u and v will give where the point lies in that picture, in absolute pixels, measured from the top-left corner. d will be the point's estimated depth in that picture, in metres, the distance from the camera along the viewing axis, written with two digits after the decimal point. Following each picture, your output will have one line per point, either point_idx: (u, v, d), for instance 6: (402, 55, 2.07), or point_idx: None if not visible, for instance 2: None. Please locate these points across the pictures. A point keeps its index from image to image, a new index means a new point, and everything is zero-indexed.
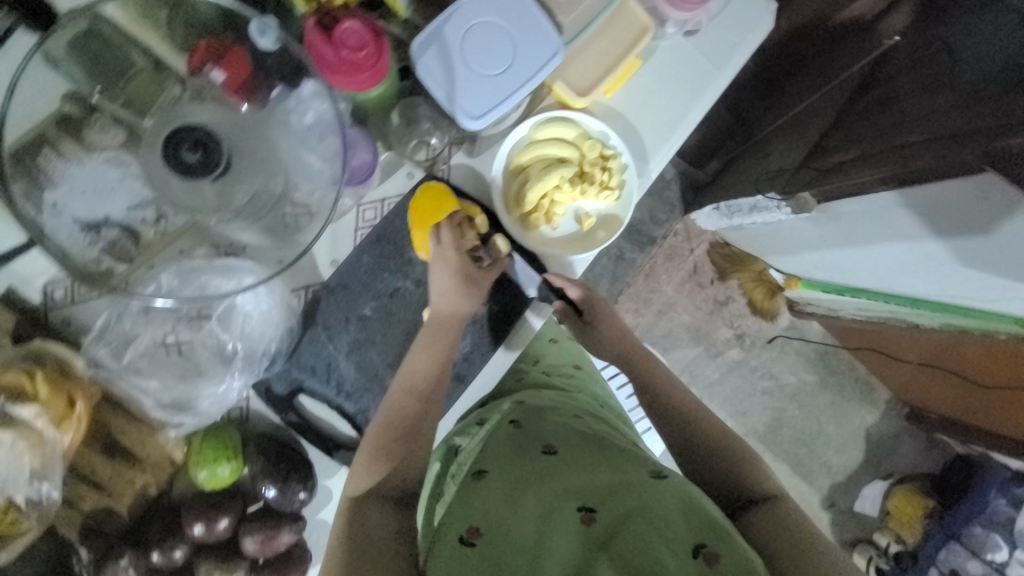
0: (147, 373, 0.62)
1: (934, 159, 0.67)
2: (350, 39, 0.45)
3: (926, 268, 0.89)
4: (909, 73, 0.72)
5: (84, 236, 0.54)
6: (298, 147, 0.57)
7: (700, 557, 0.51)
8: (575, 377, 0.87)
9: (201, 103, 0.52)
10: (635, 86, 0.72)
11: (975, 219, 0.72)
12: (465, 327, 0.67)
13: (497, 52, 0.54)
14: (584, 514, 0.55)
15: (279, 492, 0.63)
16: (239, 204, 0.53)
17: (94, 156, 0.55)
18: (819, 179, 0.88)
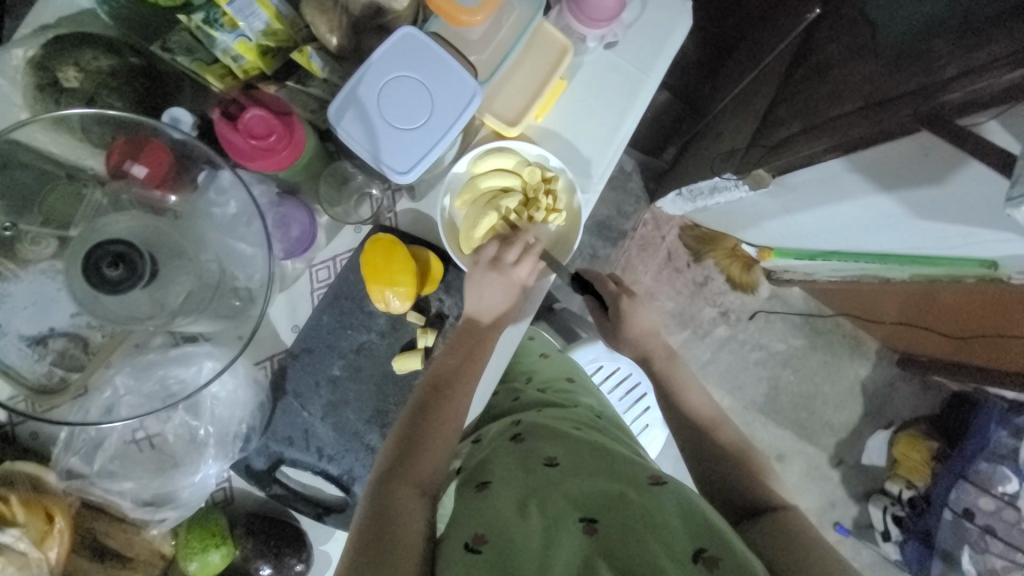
0: (120, 475, 0.62)
1: (869, 126, 0.69)
2: (258, 126, 0.44)
3: (886, 225, 0.90)
4: (838, 41, 0.74)
5: (32, 352, 0.54)
6: (226, 237, 0.56)
7: (700, 562, 0.51)
8: (567, 390, 0.87)
9: (120, 212, 0.52)
10: (565, 104, 0.73)
11: (924, 172, 0.73)
12: (467, 344, 0.67)
13: (416, 104, 0.54)
14: (586, 524, 0.54)
15: (274, 568, 0.63)
16: (176, 303, 0.53)
17: (31, 270, 0.53)
18: (768, 156, 0.90)
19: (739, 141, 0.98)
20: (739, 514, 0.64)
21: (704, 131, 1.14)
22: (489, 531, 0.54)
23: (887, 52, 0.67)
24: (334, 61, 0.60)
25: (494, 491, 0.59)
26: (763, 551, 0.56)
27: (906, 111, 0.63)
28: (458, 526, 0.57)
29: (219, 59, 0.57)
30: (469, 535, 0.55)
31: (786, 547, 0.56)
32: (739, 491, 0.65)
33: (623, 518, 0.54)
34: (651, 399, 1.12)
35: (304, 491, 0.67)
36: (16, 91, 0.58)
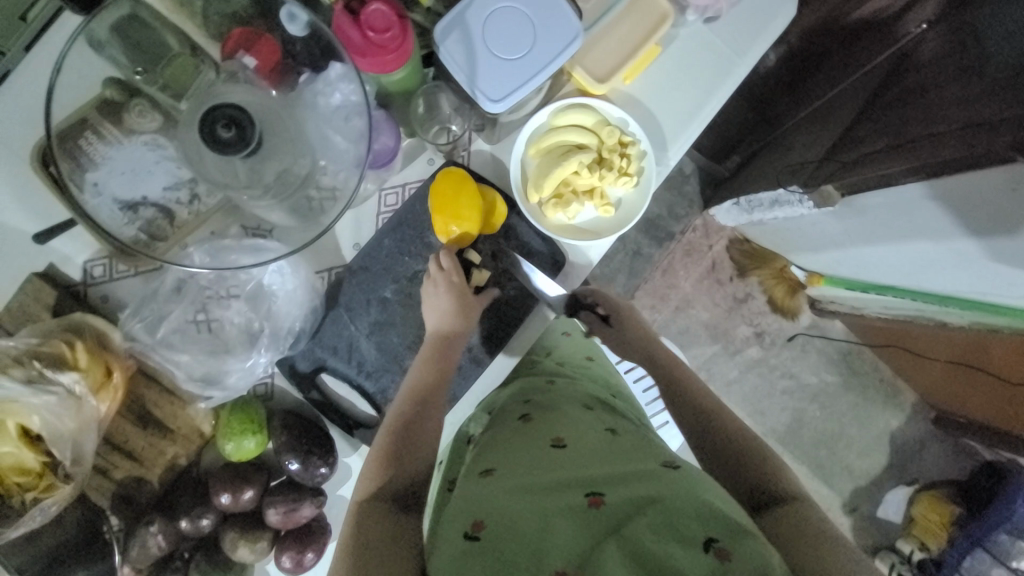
0: (178, 347, 0.65)
1: (962, 148, 0.68)
2: (377, 20, 0.48)
3: (958, 266, 0.85)
4: (940, 62, 0.74)
5: (123, 215, 0.57)
6: (325, 125, 0.59)
7: (712, 552, 0.43)
8: (592, 368, 0.76)
9: (234, 84, 0.53)
10: (654, 73, 0.73)
11: (1014, 219, 0.70)
12: (441, 361, 0.65)
13: (519, 36, 0.55)
14: (592, 498, 0.48)
15: (301, 466, 0.65)
16: (270, 179, 0.53)
17: (134, 139, 0.57)
18: (842, 172, 0.88)
19: (810, 155, 0.95)
20: (753, 501, 0.56)
21: (774, 142, 1.10)
22: (486, 515, 0.49)
23: (991, 75, 0.66)
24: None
25: (495, 473, 0.55)
26: (780, 543, 0.48)
27: (1004, 137, 0.63)
28: (457, 512, 0.52)
29: None
30: (467, 521, 0.50)
31: (804, 541, 0.48)
32: (749, 478, 0.57)
33: (630, 494, 0.48)
34: None
35: (337, 402, 0.69)
36: None
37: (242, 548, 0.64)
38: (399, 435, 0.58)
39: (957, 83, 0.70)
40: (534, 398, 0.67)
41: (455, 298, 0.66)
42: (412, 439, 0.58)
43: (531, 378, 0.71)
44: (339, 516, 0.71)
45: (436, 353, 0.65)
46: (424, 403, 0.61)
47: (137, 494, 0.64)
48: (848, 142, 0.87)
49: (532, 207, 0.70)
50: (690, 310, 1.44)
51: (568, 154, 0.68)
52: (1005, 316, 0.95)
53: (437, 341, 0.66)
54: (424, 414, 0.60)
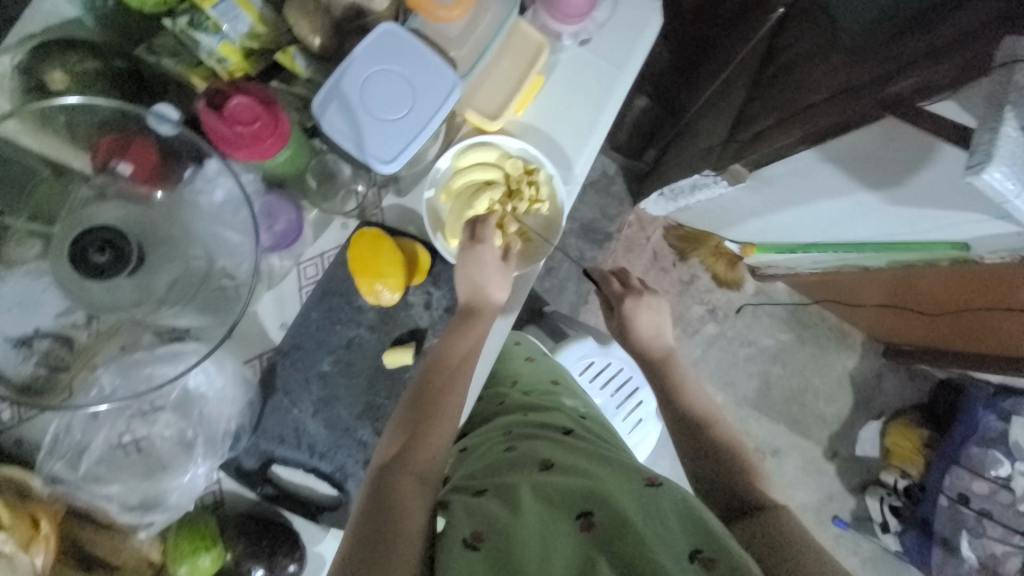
0: (106, 479, 0.61)
1: (839, 114, 0.71)
2: (242, 114, 0.46)
3: (857, 215, 0.95)
4: (803, 38, 0.75)
5: (16, 352, 0.54)
6: (213, 225, 0.58)
7: (696, 561, 0.50)
8: (554, 390, 0.86)
9: (105, 202, 0.54)
10: (543, 100, 0.75)
11: (891, 170, 0.78)
12: (475, 331, 0.67)
13: (399, 96, 0.55)
14: (581, 522, 0.54)
15: (267, 570, 0.62)
16: (161, 290, 0.55)
17: (14, 272, 0.54)
18: (743, 150, 0.93)
19: (715, 138, 1.00)
20: (734, 509, 0.63)
21: (683, 132, 1.15)
22: (487, 528, 0.54)
23: (848, 44, 0.67)
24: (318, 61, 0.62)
25: (487, 495, 0.59)
26: (758, 552, 0.56)
27: (869, 100, 0.65)
28: (457, 522, 0.56)
29: (204, 61, 0.59)
30: (468, 533, 0.54)
31: (782, 549, 0.55)
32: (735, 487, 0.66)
33: (622, 509, 0.54)
34: (642, 395, 1.12)
35: (295, 490, 0.66)
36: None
37: None
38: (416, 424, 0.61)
39: (824, 54, 0.71)
40: (514, 427, 0.73)
41: (495, 264, 0.68)
42: (432, 425, 0.61)
43: (512, 415, 0.78)
44: None
45: (471, 322, 0.67)
46: (456, 373, 0.65)
47: None
48: (744, 121, 0.91)
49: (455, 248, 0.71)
50: None
51: (478, 194, 0.70)
52: (919, 251, 1.02)
53: (473, 307, 0.67)
54: (456, 391, 0.64)
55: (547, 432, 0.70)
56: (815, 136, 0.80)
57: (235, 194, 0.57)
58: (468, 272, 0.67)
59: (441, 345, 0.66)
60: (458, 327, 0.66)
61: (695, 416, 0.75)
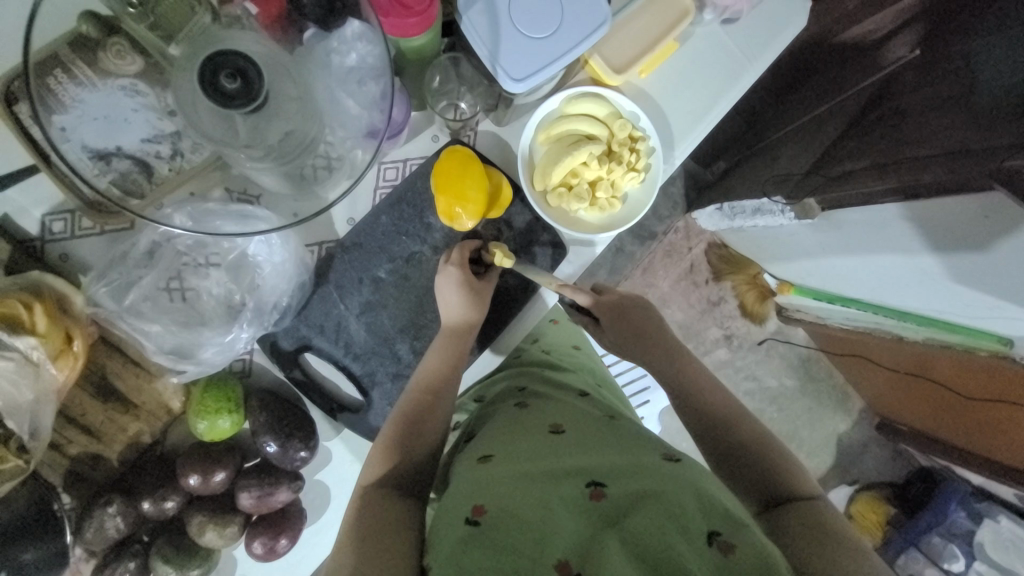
0: (149, 317, 0.59)
1: (944, 174, 0.70)
2: None
3: (920, 284, 0.89)
4: (921, 90, 0.77)
5: (92, 164, 0.52)
6: (337, 88, 0.54)
7: (713, 545, 0.43)
8: (573, 356, 0.78)
9: (241, 31, 0.47)
10: (668, 69, 0.72)
11: (977, 236, 0.73)
12: (455, 354, 0.63)
13: (548, 14, 0.52)
14: (593, 490, 0.48)
15: (279, 448, 0.60)
16: (272, 141, 0.48)
17: (109, 83, 0.52)
18: (828, 186, 0.91)
19: (797, 167, 1.00)
20: (764, 499, 0.55)
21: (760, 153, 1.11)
22: (488, 499, 0.48)
23: (977, 107, 0.68)
24: None
25: (494, 462, 0.53)
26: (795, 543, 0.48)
27: (988, 165, 0.64)
28: (455, 500, 0.50)
29: None
30: (468, 507, 0.48)
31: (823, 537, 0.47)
32: (756, 474, 0.56)
33: (635, 486, 0.48)
34: (649, 394, 1.12)
35: (320, 382, 0.66)
36: None
37: (209, 533, 0.60)
38: (406, 428, 0.57)
39: (945, 111, 0.72)
40: (530, 387, 0.67)
41: (464, 288, 0.63)
42: (420, 421, 0.57)
43: (526, 371, 0.71)
44: (313, 502, 0.67)
45: (449, 344, 0.63)
46: (437, 392, 0.60)
47: (90, 473, 0.60)
48: (831, 159, 0.91)
49: (537, 196, 0.67)
50: (665, 309, 1.46)
51: (582, 146, 0.64)
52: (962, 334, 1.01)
53: (453, 331, 0.63)
54: (435, 404, 0.59)
55: (560, 396, 0.64)
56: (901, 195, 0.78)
57: (377, 61, 0.53)
58: (444, 299, 0.63)
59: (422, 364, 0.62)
60: (442, 344, 0.63)
61: (716, 414, 0.61)
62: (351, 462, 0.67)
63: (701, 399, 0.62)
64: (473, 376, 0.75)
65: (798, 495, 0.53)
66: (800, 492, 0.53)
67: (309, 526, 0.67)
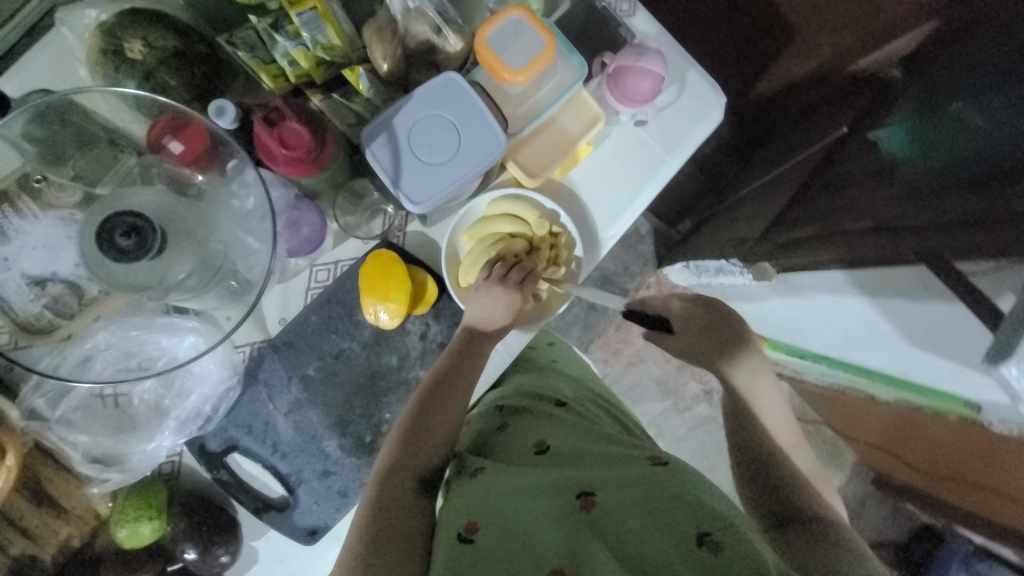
0: (78, 427, 0.62)
1: (876, 248, 0.78)
2: (291, 140, 0.52)
3: (875, 342, 0.89)
4: (857, 164, 0.93)
5: (29, 290, 0.56)
6: (238, 230, 0.60)
7: (703, 547, 0.47)
8: (555, 369, 0.85)
9: (139, 185, 0.56)
10: (587, 166, 0.76)
11: (907, 291, 0.74)
12: (474, 346, 0.66)
13: (445, 143, 0.57)
14: (583, 500, 0.52)
15: (199, 555, 0.62)
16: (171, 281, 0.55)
17: (50, 215, 0.57)
18: (779, 253, 0.98)
19: (752, 232, 1.07)
20: (778, 515, 0.59)
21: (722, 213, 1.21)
22: (481, 517, 0.52)
23: (903, 181, 0.80)
24: (383, 84, 0.66)
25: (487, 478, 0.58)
26: (798, 554, 0.52)
27: (912, 242, 0.71)
28: (453, 511, 0.55)
29: (276, 60, 0.61)
30: (461, 524, 0.52)
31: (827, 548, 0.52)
32: (782, 493, 0.60)
33: (623, 494, 0.52)
34: None
35: (248, 481, 0.67)
36: (80, 44, 0.60)
37: None
38: (421, 413, 0.60)
39: (874, 184, 0.85)
40: (518, 408, 0.73)
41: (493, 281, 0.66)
42: (428, 418, 0.60)
43: (519, 390, 0.77)
44: None
45: (467, 349, 0.65)
46: (449, 385, 0.62)
47: None
48: (784, 224, 1.00)
49: (461, 295, 0.70)
50: (642, 365, 1.46)
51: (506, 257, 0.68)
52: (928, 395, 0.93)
53: (470, 335, 0.66)
54: (452, 400, 0.62)
55: (541, 410, 0.71)
56: (841, 263, 0.85)
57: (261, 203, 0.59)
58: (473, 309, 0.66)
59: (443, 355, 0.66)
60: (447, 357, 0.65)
61: (766, 442, 0.66)
62: (280, 560, 0.68)
63: (755, 421, 0.67)
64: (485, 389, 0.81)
65: (817, 514, 0.57)
66: (821, 512, 0.57)
67: None
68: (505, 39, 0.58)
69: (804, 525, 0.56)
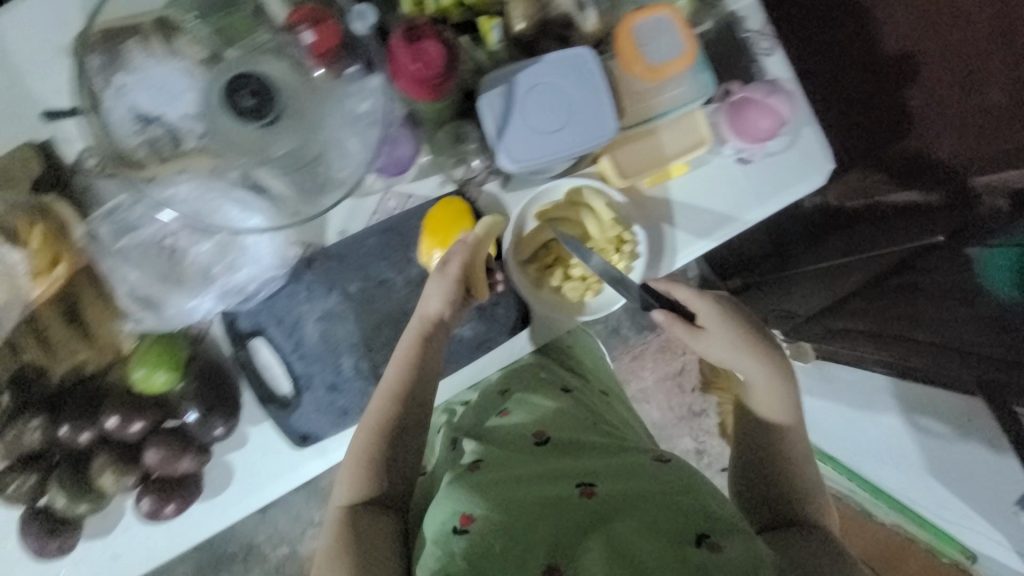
0: (132, 263, 0.65)
1: (929, 363, 0.79)
2: (426, 57, 0.54)
3: (896, 462, 0.95)
4: (937, 274, 0.83)
5: (133, 124, 0.59)
6: (345, 131, 0.61)
7: (703, 546, 0.49)
8: (568, 355, 0.83)
9: (277, 57, 0.57)
10: (677, 186, 0.74)
11: (973, 426, 0.78)
12: (427, 353, 0.65)
13: (558, 113, 0.57)
14: (584, 489, 0.56)
15: (199, 419, 0.64)
16: (277, 155, 0.57)
17: (173, 61, 0.60)
18: (824, 338, 1.01)
19: (803, 308, 1.05)
20: (768, 521, 0.62)
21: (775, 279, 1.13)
22: (474, 509, 0.55)
23: (982, 310, 0.74)
24: (511, 41, 0.66)
25: (483, 470, 0.59)
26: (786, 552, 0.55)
27: (971, 371, 0.73)
28: (446, 501, 0.57)
29: None
30: (456, 517, 0.55)
31: (813, 555, 0.54)
32: (775, 499, 0.62)
33: (622, 488, 0.55)
34: None
35: (262, 370, 0.68)
36: None
37: (106, 476, 0.62)
38: (389, 437, 0.62)
39: (951, 304, 0.79)
40: (515, 394, 0.73)
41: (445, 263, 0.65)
42: (403, 425, 0.63)
43: (524, 370, 0.77)
44: (218, 479, 0.68)
45: (420, 341, 0.65)
46: (416, 388, 0.64)
47: (33, 383, 0.64)
48: (834, 311, 0.99)
49: (517, 261, 0.71)
50: (643, 403, 1.43)
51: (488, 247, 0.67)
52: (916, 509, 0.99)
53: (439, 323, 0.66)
54: (410, 413, 0.63)
55: (548, 396, 0.72)
56: (893, 368, 0.87)
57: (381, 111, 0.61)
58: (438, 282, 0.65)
59: (396, 357, 0.65)
60: (407, 350, 0.64)
61: (778, 450, 0.65)
62: (266, 455, 0.69)
63: (768, 427, 0.65)
64: (496, 363, 0.77)
65: (807, 522, 0.60)
66: (812, 522, 0.60)
67: (200, 503, 0.68)
68: (650, 32, 0.58)
69: (792, 531, 0.59)
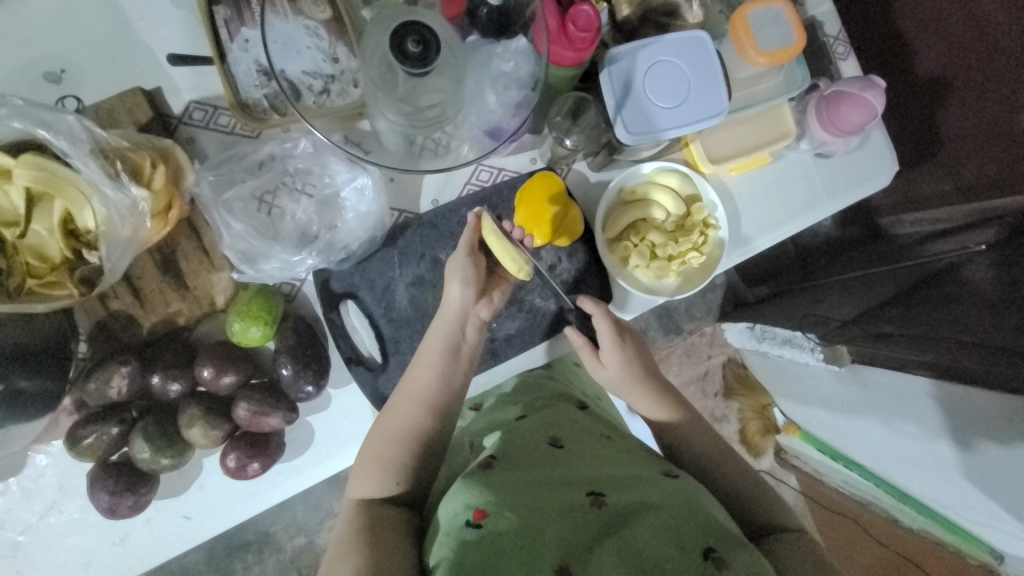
0: (234, 215, 0.64)
1: (981, 363, 0.69)
2: (580, 18, 0.56)
3: (930, 471, 0.85)
4: (985, 279, 0.69)
5: (256, 77, 0.61)
6: (486, 84, 0.63)
7: (710, 559, 0.47)
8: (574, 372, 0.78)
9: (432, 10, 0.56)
10: (758, 176, 0.76)
11: (995, 429, 0.70)
12: (451, 362, 0.63)
13: (675, 90, 0.60)
14: (593, 498, 0.52)
15: (292, 374, 0.64)
16: (421, 105, 0.55)
17: (298, 18, 0.60)
18: (868, 343, 0.86)
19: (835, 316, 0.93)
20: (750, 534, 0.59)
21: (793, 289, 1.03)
22: (488, 503, 0.50)
23: None
24: (617, 27, 0.69)
25: (497, 468, 0.55)
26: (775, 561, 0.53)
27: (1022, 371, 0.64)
28: (457, 496, 0.53)
29: None
30: (468, 510, 0.51)
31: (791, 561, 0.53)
32: (744, 511, 0.60)
33: (634, 496, 0.52)
34: None
35: (349, 332, 0.69)
36: None
37: (196, 428, 0.62)
38: (407, 435, 0.61)
39: (1001, 311, 0.65)
40: (527, 400, 0.69)
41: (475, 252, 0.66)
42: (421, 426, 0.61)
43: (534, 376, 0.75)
44: (297, 441, 0.68)
45: (440, 345, 0.63)
46: (442, 390, 0.63)
47: (119, 334, 0.63)
48: (874, 318, 0.84)
49: (604, 241, 0.71)
50: None
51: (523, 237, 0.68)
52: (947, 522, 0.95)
53: (455, 325, 0.65)
54: (435, 414, 0.62)
55: (564, 405, 0.68)
56: (936, 370, 0.76)
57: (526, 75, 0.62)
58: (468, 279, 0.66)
59: (418, 360, 0.64)
60: (434, 351, 0.63)
61: (720, 455, 0.65)
62: (348, 418, 0.69)
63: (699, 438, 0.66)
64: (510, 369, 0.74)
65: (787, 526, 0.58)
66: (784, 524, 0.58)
67: (279, 464, 0.68)
68: (762, 20, 0.62)
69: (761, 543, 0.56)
